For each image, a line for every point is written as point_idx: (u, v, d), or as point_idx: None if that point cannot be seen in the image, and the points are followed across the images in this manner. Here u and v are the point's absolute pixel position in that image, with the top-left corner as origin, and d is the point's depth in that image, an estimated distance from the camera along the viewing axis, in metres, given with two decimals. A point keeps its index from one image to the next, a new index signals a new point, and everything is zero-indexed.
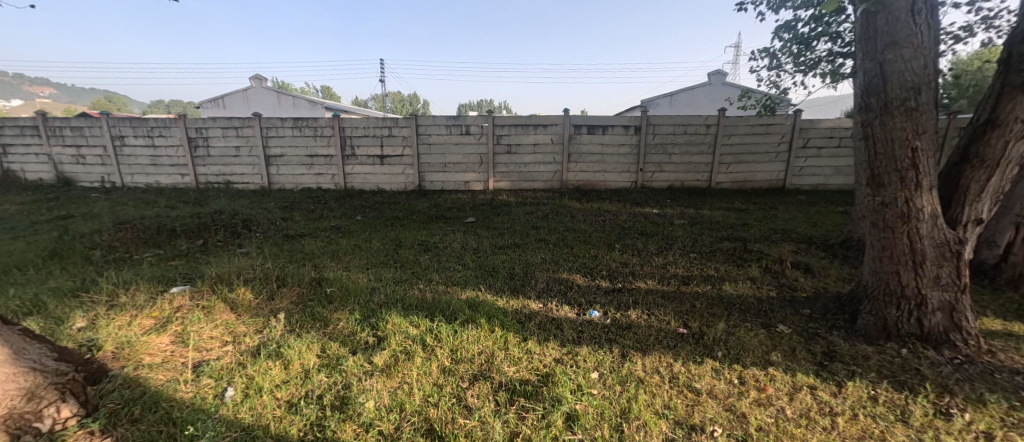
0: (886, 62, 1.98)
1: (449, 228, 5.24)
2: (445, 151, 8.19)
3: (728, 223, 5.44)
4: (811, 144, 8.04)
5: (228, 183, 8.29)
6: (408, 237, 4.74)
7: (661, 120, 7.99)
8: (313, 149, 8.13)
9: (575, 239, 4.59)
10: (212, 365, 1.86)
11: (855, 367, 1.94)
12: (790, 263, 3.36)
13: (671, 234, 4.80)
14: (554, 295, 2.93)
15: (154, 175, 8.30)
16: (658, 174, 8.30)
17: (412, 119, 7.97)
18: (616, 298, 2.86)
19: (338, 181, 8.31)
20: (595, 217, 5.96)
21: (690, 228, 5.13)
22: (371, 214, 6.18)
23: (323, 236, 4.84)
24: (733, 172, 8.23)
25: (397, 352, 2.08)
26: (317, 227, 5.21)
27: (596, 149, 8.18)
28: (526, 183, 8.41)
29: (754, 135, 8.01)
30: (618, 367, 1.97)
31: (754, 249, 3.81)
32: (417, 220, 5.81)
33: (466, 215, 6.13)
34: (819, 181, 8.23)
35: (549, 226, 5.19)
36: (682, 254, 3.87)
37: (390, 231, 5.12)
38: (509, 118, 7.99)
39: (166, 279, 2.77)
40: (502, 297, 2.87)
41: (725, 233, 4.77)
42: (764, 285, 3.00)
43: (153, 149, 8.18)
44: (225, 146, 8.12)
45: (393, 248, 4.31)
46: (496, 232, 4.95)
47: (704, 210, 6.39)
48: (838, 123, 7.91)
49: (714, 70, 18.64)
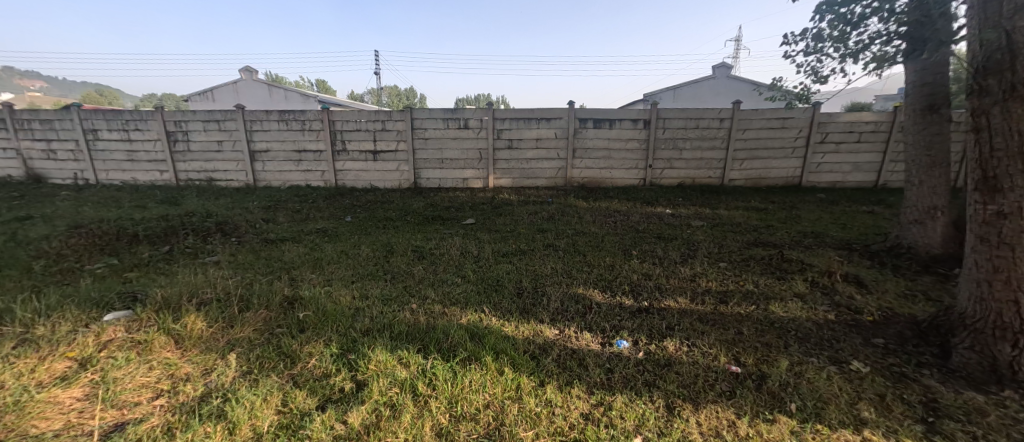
0: (1015, 31, 1.51)
1: (446, 231, 4.78)
2: (442, 147, 7.70)
3: (750, 225, 4.99)
4: (830, 139, 7.60)
5: (210, 180, 7.76)
6: (402, 243, 4.27)
7: (672, 113, 7.52)
8: (301, 144, 7.62)
9: (586, 244, 4.14)
10: (128, 435, 1.39)
11: (975, 428, 1.48)
12: (840, 276, 2.91)
13: (692, 238, 4.35)
14: (571, 318, 2.47)
15: (131, 171, 7.77)
16: (668, 171, 7.85)
17: (407, 111, 7.48)
18: (645, 322, 2.41)
19: (327, 179, 7.80)
20: (605, 217, 5.50)
21: (711, 231, 4.68)
22: (361, 214, 5.69)
23: (306, 241, 4.36)
24: (747, 168, 7.78)
25: (380, 406, 1.61)
26: (300, 231, 4.72)
27: (602, 144, 7.71)
28: (528, 181, 7.93)
29: (770, 130, 7.56)
30: (667, 428, 1.52)
31: (793, 258, 3.35)
32: (411, 221, 5.34)
33: (465, 216, 5.66)
34: (837, 178, 7.80)
35: (556, 230, 4.73)
36: (711, 264, 3.42)
37: (381, 235, 4.64)
38: (510, 111, 7.50)
39: (103, 301, 2.29)
40: (510, 321, 2.41)
41: (752, 238, 4.32)
42: (818, 304, 2.56)
43: (129, 144, 7.65)
44: (206, 140, 7.59)
45: (384, 256, 3.84)
46: (498, 236, 4.49)
47: (721, 210, 5.94)
48: (859, 117, 7.48)
49: (719, 62, 18.16)
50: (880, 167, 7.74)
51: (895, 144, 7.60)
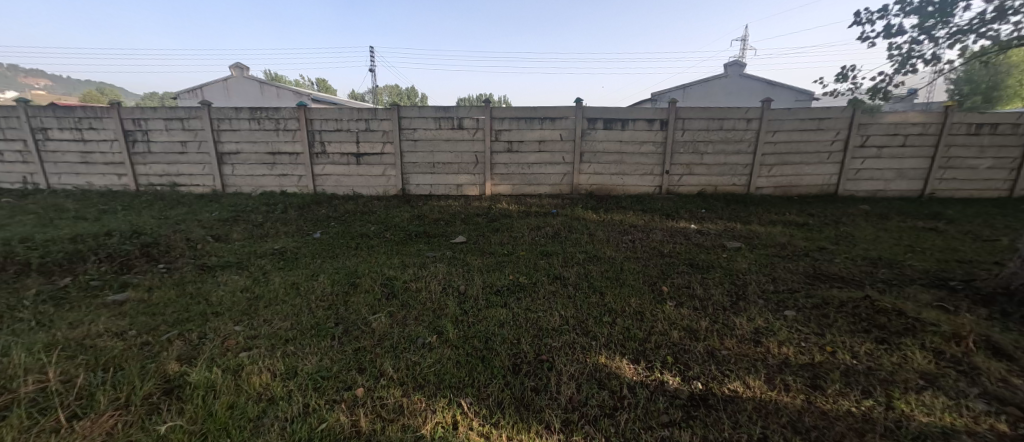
0: None
1: (429, 254, 3.92)
2: (433, 149, 6.86)
3: (798, 247, 4.11)
4: (870, 142, 6.73)
5: (173, 185, 6.93)
6: (371, 271, 3.42)
7: (693, 112, 6.66)
8: (274, 145, 6.78)
9: (602, 277, 3.27)
10: None
11: None
12: (971, 343, 2.05)
13: (734, 267, 3.47)
14: (595, 422, 1.61)
15: (85, 175, 6.96)
16: (687, 178, 6.97)
17: (393, 109, 6.64)
18: (711, 432, 1.54)
19: (304, 184, 6.94)
20: (620, 235, 4.64)
21: (754, 256, 3.80)
22: (333, 229, 4.85)
23: (252, 268, 3.50)
24: (776, 175, 6.89)
25: None
26: (251, 253, 3.88)
27: (613, 147, 6.85)
28: (530, 187, 7.07)
29: (804, 132, 6.69)
30: None
31: (886, 306, 2.48)
32: (390, 239, 4.49)
33: (454, 232, 4.80)
34: (878, 187, 6.93)
35: (563, 253, 3.86)
36: (775, 312, 2.55)
37: (349, 259, 3.79)
38: (510, 109, 6.65)
39: None
40: (501, 429, 1.56)
41: (809, 268, 3.44)
42: (966, 398, 1.69)
43: (83, 144, 6.84)
44: (168, 141, 6.77)
45: (344, 291, 2.99)
46: (492, 262, 3.64)
47: (757, 226, 5.06)
48: (905, 118, 6.60)
49: (732, 60, 17.29)
50: (927, 174, 6.87)
51: (945, 148, 6.74)
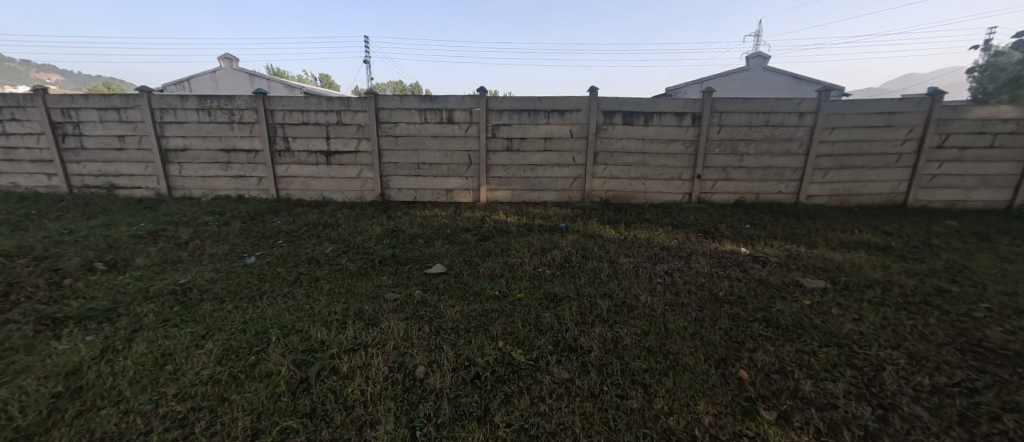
0: None
1: (389, 295, 2.78)
2: (418, 147, 5.72)
3: (909, 290, 2.91)
4: (950, 142, 5.50)
5: (111, 187, 5.86)
6: (291, 331, 2.28)
7: (732, 104, 5.46)
8: (228, 141, 5.68)
9: (640, 348, 2.11)
10: None
11: None
12: None
13: (838, 331, 2.29)
14: None
15: (10, 175, 5.91)
16: (723, 184, 5.78)
17: (369, 99, 5.50)
18: None
19: (265, 187, 5.84)
20: (653, 265, 3.46)
21: (854, 307, 2.61)
22: (275, 251, 3.72)
23: (122, 321, 2.39)
24: (832, 181, 5.68)
25: None
26: (138, 292, 2.76)
27: (633, 146, 5.68)
28: (533, 194, 5.92)
29: (869, 129, 5.46)
30: None
31: None
32: (344, 268, 3.35)
33: (432, 257, 3.65)
34: (956, 196, 5.69)
35: (578, 297, 2.71)
36: None
37: (273, 303, 2.66)
38: (509, 100, 5.50)
39: None
40: None
41: (954, 335, 2.26)
42: None
43: (4, 138, 5.78)
44: (104, 135, 5.70)
45: (230, 376, 1.86)
46: (474, 314, 2.48)
47: (827, 251, 3.87)
48: (996, 113, 5.36)
49: (754, 53, 15.96)
50: (1018, 181, 5.61)
51: None
